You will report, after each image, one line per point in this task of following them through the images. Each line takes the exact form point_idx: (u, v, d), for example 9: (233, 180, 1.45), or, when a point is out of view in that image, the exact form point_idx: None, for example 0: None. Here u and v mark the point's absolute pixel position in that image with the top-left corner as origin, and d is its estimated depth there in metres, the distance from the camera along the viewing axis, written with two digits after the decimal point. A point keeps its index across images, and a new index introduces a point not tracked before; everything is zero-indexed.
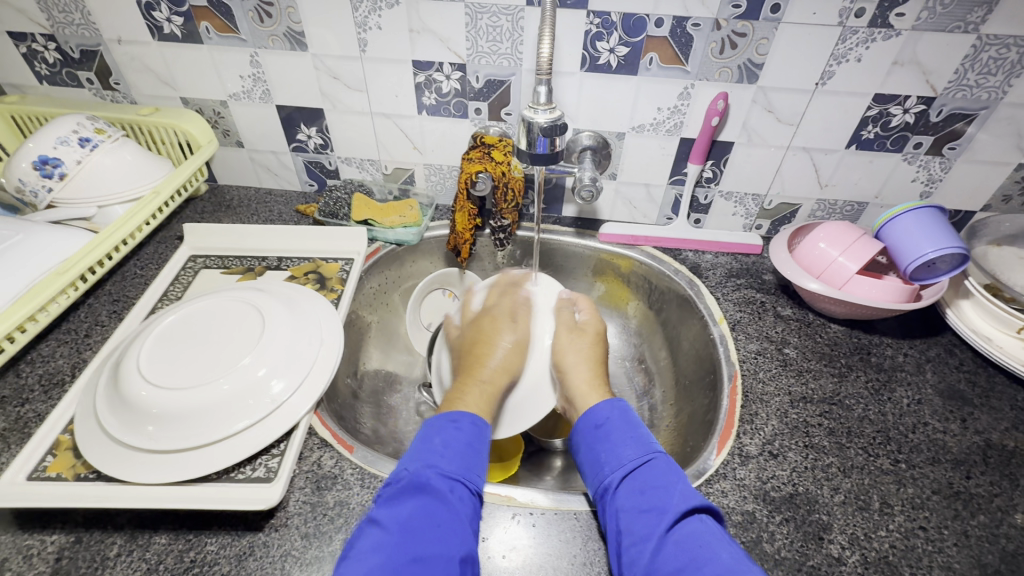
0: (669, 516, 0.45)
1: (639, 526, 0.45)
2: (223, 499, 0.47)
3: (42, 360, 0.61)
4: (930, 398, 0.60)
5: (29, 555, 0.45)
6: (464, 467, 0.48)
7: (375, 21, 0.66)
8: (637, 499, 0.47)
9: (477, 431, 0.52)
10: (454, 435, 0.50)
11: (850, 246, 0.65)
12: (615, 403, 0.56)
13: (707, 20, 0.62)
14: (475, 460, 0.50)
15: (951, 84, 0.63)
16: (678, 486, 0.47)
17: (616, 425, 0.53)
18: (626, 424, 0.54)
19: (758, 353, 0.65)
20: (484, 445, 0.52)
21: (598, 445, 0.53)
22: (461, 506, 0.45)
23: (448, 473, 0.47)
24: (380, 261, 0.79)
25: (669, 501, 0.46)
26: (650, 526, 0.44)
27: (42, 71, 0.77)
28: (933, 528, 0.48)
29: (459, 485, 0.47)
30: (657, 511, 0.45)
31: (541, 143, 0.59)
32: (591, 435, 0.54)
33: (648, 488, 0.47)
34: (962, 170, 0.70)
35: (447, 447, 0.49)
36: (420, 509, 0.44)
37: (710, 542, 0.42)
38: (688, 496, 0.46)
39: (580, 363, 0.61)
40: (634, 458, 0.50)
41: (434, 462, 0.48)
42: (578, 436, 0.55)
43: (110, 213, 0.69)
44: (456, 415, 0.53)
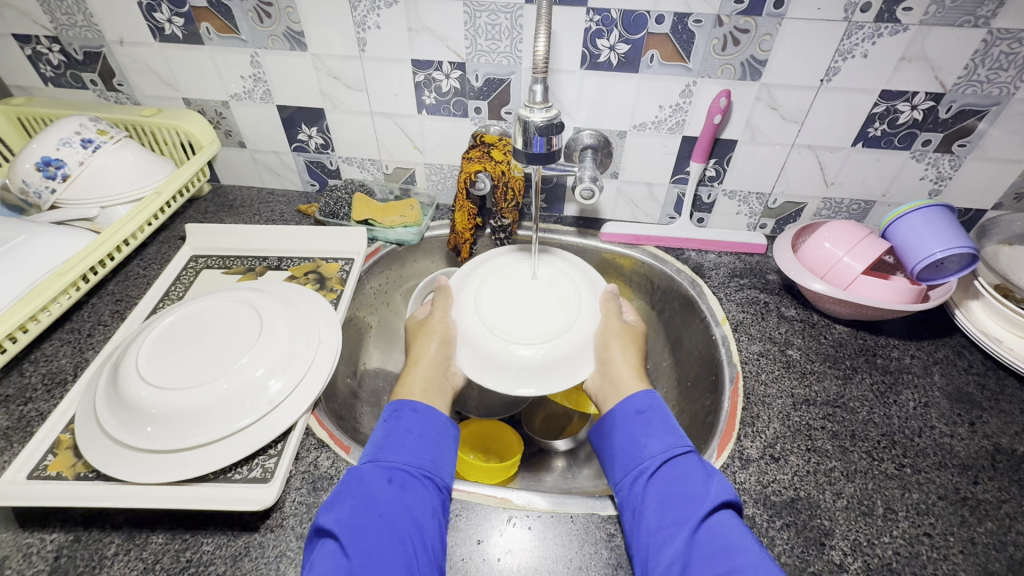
0: (707, 505, 0.44)
1: (673, 513, 0.45)
2: (220, 499, 0.48)
3: (45, 359, 0.61)
4: (937, 401, 0.59)
5: (29, 554, 0.46)
6: (406, 457, 0.49)
7: (374, 21, 0.66)
8: (672, 485, 0.47)
9: (420, 417, 0.53)
10: (396, 425, 0.52)
11: (855, 246, 0.64)
12: (652, 395, 0.56)
13: (709, 16, 0.61)
14: (420, 448, 0.50)
15: (961, 80, 0.61)
16: (715, 478, 0.47)
17: (657, 414, 0.53)
18: (664, 416, 0.53)
19: (761, 354, 0.64)
20: (430, 428, 0.52)
21: (637, 430, 0.52)
22: (403, 494, 0.46)
23: (389, 463, 0.48)
24: (380, 261, 0.79)
25: (706, 490, 0.45)
26: (686, 514, 0.45)
27: (47, 73, 0.78)
28: (939, 535, 0.47)
29: (398, 474, 0.47)
30: (695, 499, 0.45)
31: (538, 143, 0.58)
32: (631, 419, 0.53)
33: (686, 476, 0.47)
34: (971, 168, 0.69)
35: (387, 439, 0.50)
36: (362, 503, 0.44)
37: (741, 532, 0.43)
38: (724, 488, 0.46)
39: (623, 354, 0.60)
40: (675, 446, 0.50)
41: (377, 456, 0.48)
42: (614, 419, 0.54)
43: (112, 214, 0.70)
44: (399, 404, 0.54)
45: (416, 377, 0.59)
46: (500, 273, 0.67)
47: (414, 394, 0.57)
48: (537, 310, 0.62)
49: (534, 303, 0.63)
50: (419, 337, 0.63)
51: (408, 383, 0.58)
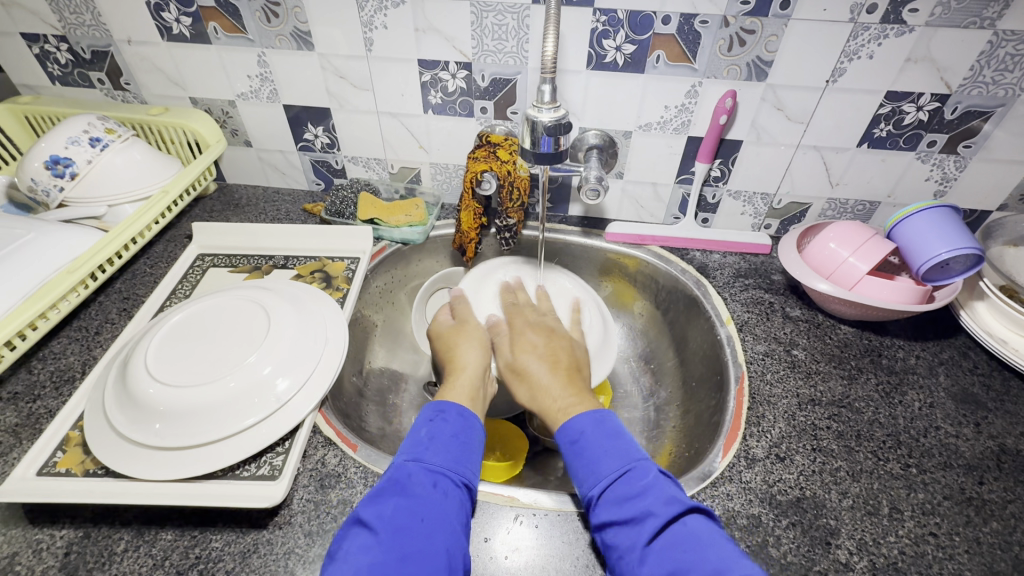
0: (647, 529, 0.43)
1: (622, 538, 0.44)
2: (229, 496, 0.48)
3: (53, 357, 0.62)
4: (942, 401, 0.59)
5: (39, 550, 0.46)
6: (449, 461, 0.49)
7: (381, 20, 0.66)
8: (616, 510, 0.45)
9: (464, 422, 0.53)
10: (441, 426, 0.52)
11: (861, 246, 0.64)
12: (591, 419, 0.52)
13: (715, 17, 0.61)
14: (462, 453, 0.50)
15: (966, 81, 0.61)
16: (657, 494, 0.45)
17: (590, 438, 0.50)
18: (601, 435, 0.50)
19: (766, 354, 0.65)
20: (472, 435, 0.52)
21: (575, 461, 0.50)
22: (444, 499, 0.46)
23: (432, 466, 0.48)
24: (385, 260, 0.79)
25: (646, 512, 0.44)
26: (632, 537, 0.43)
27: (55, 72, 0.78)
28: (944, 535, 0.47)
29: (442, 479, 0.47)
30: (635, 522, 0.44)
31: (546, 142, 0.59)
32: (568, 452, 0.51)
33: (627, 499, 0.45)
34: (976, 170, 0.69)
35: (433, 440, 0.50)
36: (404, 505, 0.44)
37: (698, 544, 0.41)
38: (670, 504, 0.44)
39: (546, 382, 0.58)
40: (611, 470, 0.47)
41: (421, 456, 0.48)
42: (559, 452, 0.52)
43: (120, 212, 0.70)
44: (441, 404, 0.54)
45: (461, 381, 0.59)
46: (517, 284, 0.74)
47: (459, 398, 0.56)
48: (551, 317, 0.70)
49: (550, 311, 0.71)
50: (458, 340, 0.65)
51: (454, 388, 0.58)
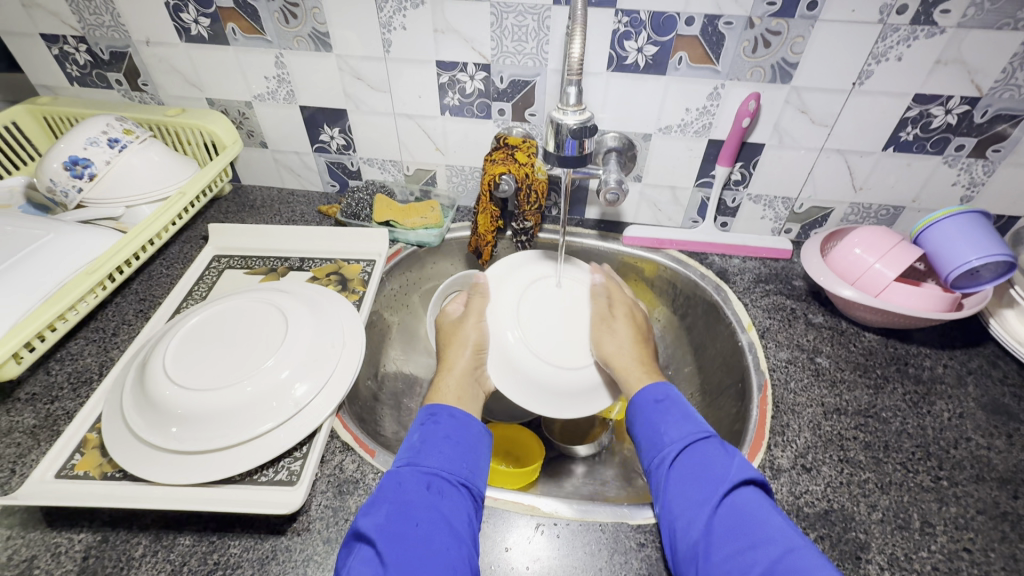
0: (726, 485, 0.45)
1: (694, 493, 0.45)
2: (247, 501, 0.47)
3: (71, 358, 0.62)
4: (973, 412, 0.57)
5: (57, 553, 0.46)
6: (443, 461, 0.48)
7: (400, 22, 0.66)
8: (694, 470, 0.47)
9: (456, 422, 0.53)
10: (433, 429, 0.51)
11: (887, 252, 0.63)
12: (666, 386, 0.55)
13: (740, 18, 0.60)
14: (456, 453, 0.50)
15: (998, 84, 0.60)
16: (736, 461, 0.47)
17: (674, 402, 0.53)
18: (683, 403, 0.53)
19: (789, 362, 0.63)
20: (466, 434, 0.52)
21: (655, 417, 0.52)
22: (441, 502, 0.45)
23: (426, 469, 0.47)
24: (401, 262, 0.79)
25: (726, 470, 0.46)
26: (706, 493, 0.45)
27: (73, 73, 0.79)
28: (979, 551, 0.46)
29: (436, 480, 0.47)
30: (714, 481, 0.45)
31: (570, 146, 0.57)
32: (649, 409, 0.53)
33: (706, 459, 0.47)
34: (1005, 174, 0.67)
35: (425, 443, 0.50)
36: (398, 510, 0.44)
37: (765, 507, 0.43)
38: (745, 468, 0.46)
39: (614, 346, 0.60)
40: (692, 431, 0.50)
41: (414, 460, 0.48)
42: (635, 409, 0.54)
43: (138, 213, 0.70)
44: (434, 407, 0.54)
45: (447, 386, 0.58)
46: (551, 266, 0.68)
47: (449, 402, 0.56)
48: (568, 327, 0.62)
49: (561, 319, 0.63)
50: (450, 335, 0.63)
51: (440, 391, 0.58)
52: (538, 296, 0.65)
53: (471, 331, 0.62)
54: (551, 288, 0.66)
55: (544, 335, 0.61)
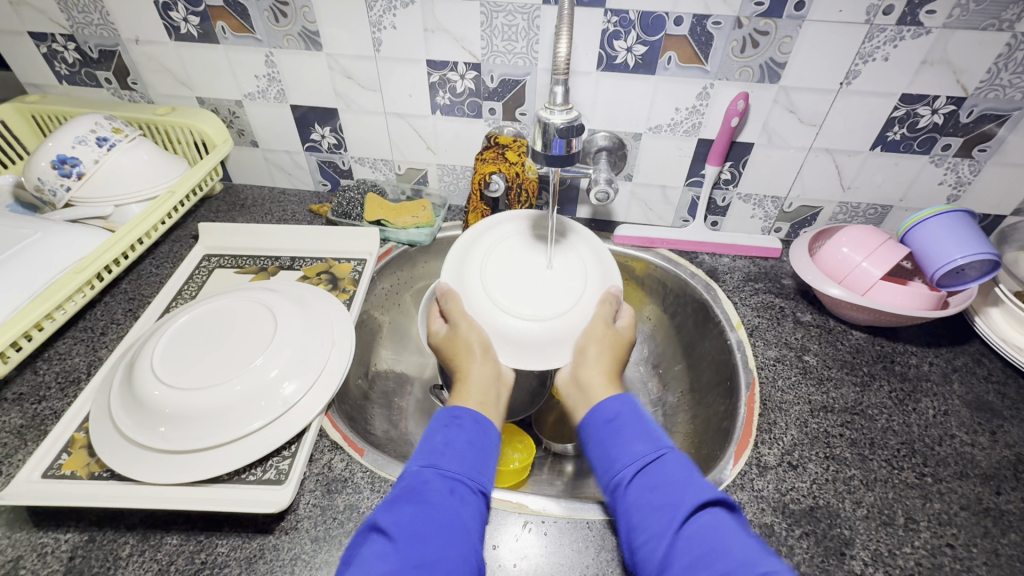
0: (681, 512, 0.42)
1: (652, 523, 0.43)
2: (234, 500, 0.47)
3: (59, 357, 0.61)
4: (957, 409, 0.58)
5: (43, 553, 0.45)
6: (465, 467, 0.48)
7: (389, 21, 0.66)
8: (649, 496, 0.44)
9: (478, 428, 0.51)
10: (457, 432, 0.50)
11: (873, 251, 0.63)
12: (625, 400, 0.52)
13: (728, 18, 0.60)
14: (478, 459, 0.49)
15: (983, 84, 0.60)
16: (692, 480, 0.44)
17: (626, 420, 0.50)
18: (637, 419, 0.50)
19: (777, 360, 0.64)
20: (486, 440, 0.51)
21: (609, 440, 0.49)
22: (461, 508, 0.45)
23: (449, 473, 0.47)
24: (392, 261, 0.79)
25: (680, 495, 0.43)
26: (663, 522, 0.42)
27: (62, 71, 0.78)
28: (961, 546, 0.47)
29: (458, 485, 0.46)
30: (669, 508, 0.43)
31: (557, 145, 0.57)
32: (602, 430, 0.50)
33: (660, 484, 0.45)
34: (991, 173, 0.68)
35: (449, 446, 0.49)
36: (421, 513, 0.43)
37: (727, 532, 0.40)
38: (701, 490, 0.43)
39: (596, 350, 0.58)
40: (646, 453, 0.47)
41: (436, 462, 0.47)
42: (587, 431, 0.52)
43: (127, 212, 0.70)
44: (456, 410, 0.53)
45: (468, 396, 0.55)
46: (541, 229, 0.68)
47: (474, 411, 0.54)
48: (553, 292, 0.63)
49: (546, 289, 0.63)
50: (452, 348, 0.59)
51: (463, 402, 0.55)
52: (521, 270, 0.65)
53: (472, 334, 0.60)
54: (535, 257, 0.66)
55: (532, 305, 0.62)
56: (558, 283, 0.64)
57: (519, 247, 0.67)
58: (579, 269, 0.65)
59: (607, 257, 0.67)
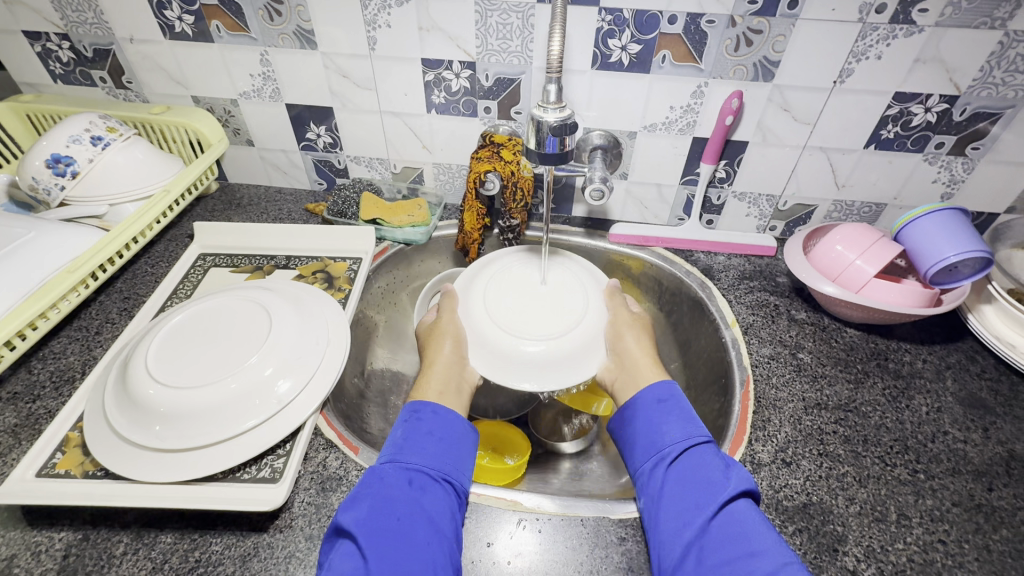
0: (725, 494, 0.45)
1: (690, 499, 0.46)
2: (229, 499, 0.47)
3: (53, 357, 0.61)
4: (950, 406, 0.58)
5: (37, 552, 0.45)
6: (427, 458, 0.48)
7: (384, 19, 0.66)
8: (691, 475, 0.47)
9: (442, 420, 0.52)
10: (417, 426, 0.52)
11: (867, 249, 0.63)
12: (671, 386, 0.56)
13: (722, 16, 0.60)
14: (439, 450, 0.50)
15: (976, 82, 0.61)
16: (732, 469, 0.47)
17: (676, 405, 0.54)
18: (684, 409, 0.53)
19: (771, 358, 0.64)
20: (451, 432, 0.52)
21: (659, 420, 0.53)
22: (422, 497, 0.45)
23: (408, 465, 0.48)
24: (388, 260, 0.79)
25: (725, 479, 0.46)
26: (703, 500, 0.45)
27: (57, 70, 0.78)
28: (953, 542, 0.47)
29: (418, 477, 0.47)
30: (713, 488, 0.46)
31: (551, 143, 0.57)
32: (653, 409, 0.54)
33: (704, 467, 0.47)
34: (984, 171, 0.68)
35: (409, 441, 0.50)
36: (380, 505, 0.44)
37: (758, 523, 0.43)
38: (744, 478, 0.46)
39: (632, 333, 0.61)
40: (693, 437, 0.50)
41: (398, 457, 0.48)
42: (636, 409, 0.55)
43: (121, 211, 0.70)
44: (419, 404, 0.54)
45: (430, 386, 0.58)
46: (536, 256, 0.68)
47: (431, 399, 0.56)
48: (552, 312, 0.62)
49: (539, 308, 0.63)
50: (432, 339, 0.62)
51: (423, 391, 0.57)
52: (518, 293, 0.64)
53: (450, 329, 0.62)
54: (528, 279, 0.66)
55: (530, 326, 0.61)
56: (556, 303, 0.63)
57: (515, 270, 0.67)
58: (576, 288, 0.65)
59: (601, 280, 0.67)
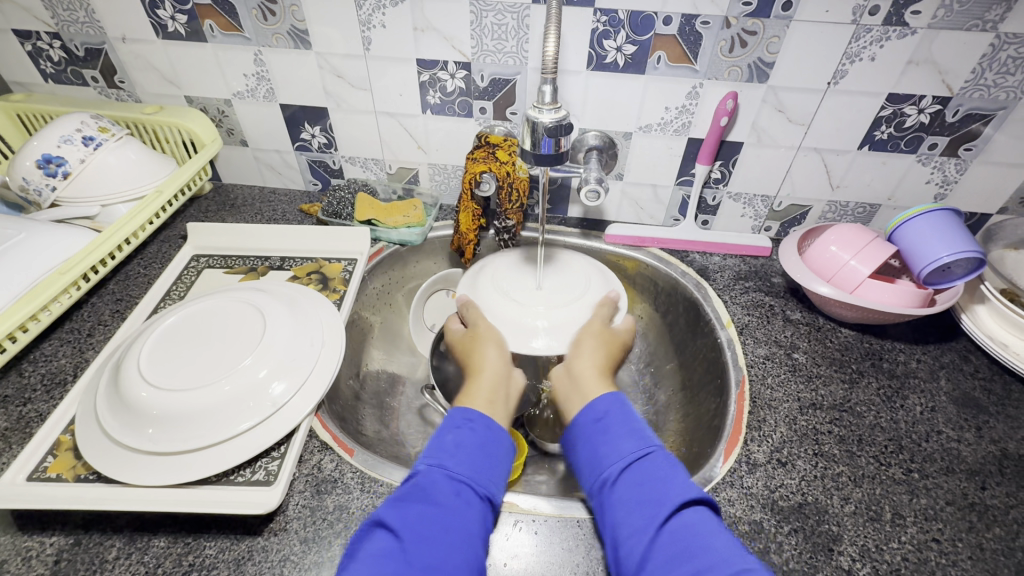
0: (668, 508, 0.43)
1: (636, 518, 0.43)
2: (222, 502, 0.47)
3: (45, 359, 0.61)
4: (944, 405, 0.59)
5: (28, 557, 0.45)
6: (473, 469, 0.47)
7: (379, 19, 0.65)
8: (635, 492, 0.45)
9: (489, 432, 0.50)
10: (468, 435, 0.49)
11: (861, 249, 0.64)
12: (614, 399, 0.53)
13: (717, 17, 0.60)
14: (486, 461, 0.48)
15: (968, 83, 0.61)
16: (676, 479, 0.45)
17: (615, 419, 0.50)
18: (626, 417, 0.51)
19: (766, 358, 0.64)
20: (497, 446, 0.50)
21: (597, 438, 0.50)
22: (467, 510, 0.44)
23: (458, 475, 0.46)
24: (383, 261, 0.79)
25: (668, 493, 0.44)
26: (647, 518, 0.43)
27: (48, 70, 0.77)
28: (947, 541, 0.47)
29: (465, 489, 0.45)
30: (655, 504, 0.43)
31: (547, 144, 0.57)
32: (591, 427, 0.50)
33: (647, 481, 0.45)
34: (977, 172, 0.69)
35: (459, 447, 0.48)
36: (427, 516, 0.43)
37: (711, 531, 0.41)
38: (688, 488, 0.44)
39: (592, 344, 0.60)
40: (635, 449, 0.47)
41: (447, 464, 0.47)
42: (576, 430, 0.51)
43: (114, 212, 0.69)
44: (469, 412, 0.52)
45: (480, 388, 0.56)
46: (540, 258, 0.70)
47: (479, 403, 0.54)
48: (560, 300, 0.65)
49: (545, 304, 0.64)
50: (474, 347, 0.61)
51: (471, 393, 0.55)
52: (519, 291, 0.66)
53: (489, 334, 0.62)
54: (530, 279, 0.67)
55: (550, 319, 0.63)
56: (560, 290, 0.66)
57: (516, 270, 0.68)
58: (577, 283, 0.67)
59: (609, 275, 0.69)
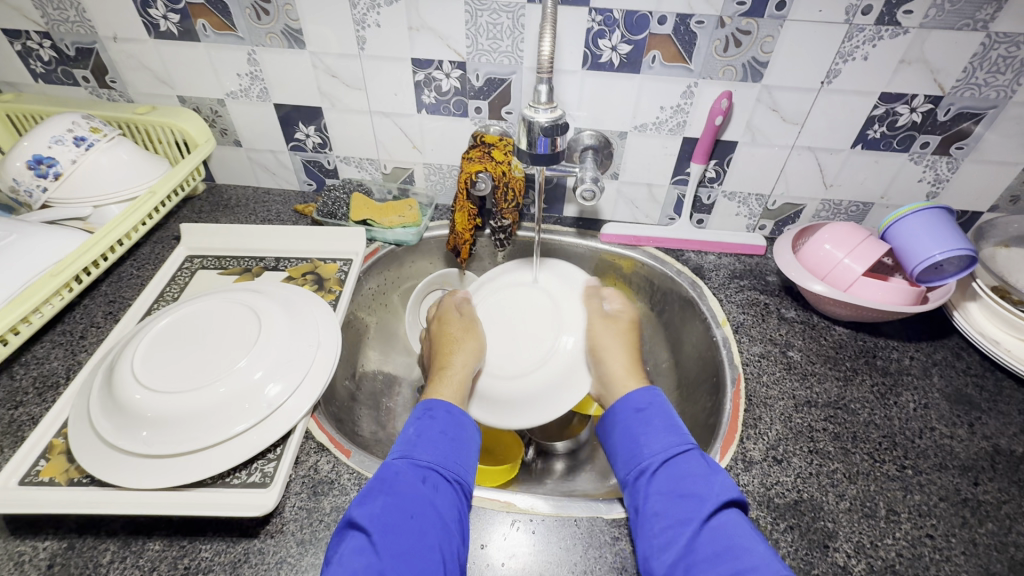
0: (709, 505, 0.44)
1: (676, 510, 0.45)
2: (218, 505, 0.47)
3: (36, 362, 0.60)
4: (937, 402, 0.59)
5: (21, 562, 0.44)
6: (439, 456, 0.49)
7: (374, 19, 0.65)
8: (675, 485, 0.47)
9: (451, 419, 0.53)
10: (429, 424, 0.51)
11: (856, 247, 0.64)
12: (653, 392, 0.57)
13: (711, 17, 0.60)
14: (452, 448, 0.50)
15: (960, 83, 0.62)
16: (717, 477, 0.47)
17: (656, 412, 0.54)
18: (665, 414, 0.53)
19: (762, 356, 0.64)
20: (461, 432, 0.52)
21: (639, 429, 0.52)
22: (435, 495, 0.45)
23: (421, 462, 0.48)
24: (378, 261, 0.78)
25: (709, 490, 0.46)
26: (688, 512, 0.45)
27: (38, 69, 0.76)
28: (941, 536, 0.47)
29: (432, 474, 0.47)
30: (696, 498, 0.45)
31: (542, 143, 0.57)
32: (631, 418, 0.54)
33: (688, 476, 0.47)
34: (968, 171, 0.69)
35: (421, 436, 0.50)
36: (393, 502, 0.44)
37: (748, 533, 0.42)
38: (728, 487, 0.46)
39: (615, 342, 0.62)
40: (675, 445, 0.50)
41: (410, 453, 0.48)
42: (615, 418, 0.55)
43: (106, 213, 0.69)
44: (431, 402, 0.54)
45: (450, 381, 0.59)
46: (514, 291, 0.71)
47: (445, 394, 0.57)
48: (533, 333, 0.66)
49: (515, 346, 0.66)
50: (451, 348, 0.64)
51: (441, 385, 0.59)
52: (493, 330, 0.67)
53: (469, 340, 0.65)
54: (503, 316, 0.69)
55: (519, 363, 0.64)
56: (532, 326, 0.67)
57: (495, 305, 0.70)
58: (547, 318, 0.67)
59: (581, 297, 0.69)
